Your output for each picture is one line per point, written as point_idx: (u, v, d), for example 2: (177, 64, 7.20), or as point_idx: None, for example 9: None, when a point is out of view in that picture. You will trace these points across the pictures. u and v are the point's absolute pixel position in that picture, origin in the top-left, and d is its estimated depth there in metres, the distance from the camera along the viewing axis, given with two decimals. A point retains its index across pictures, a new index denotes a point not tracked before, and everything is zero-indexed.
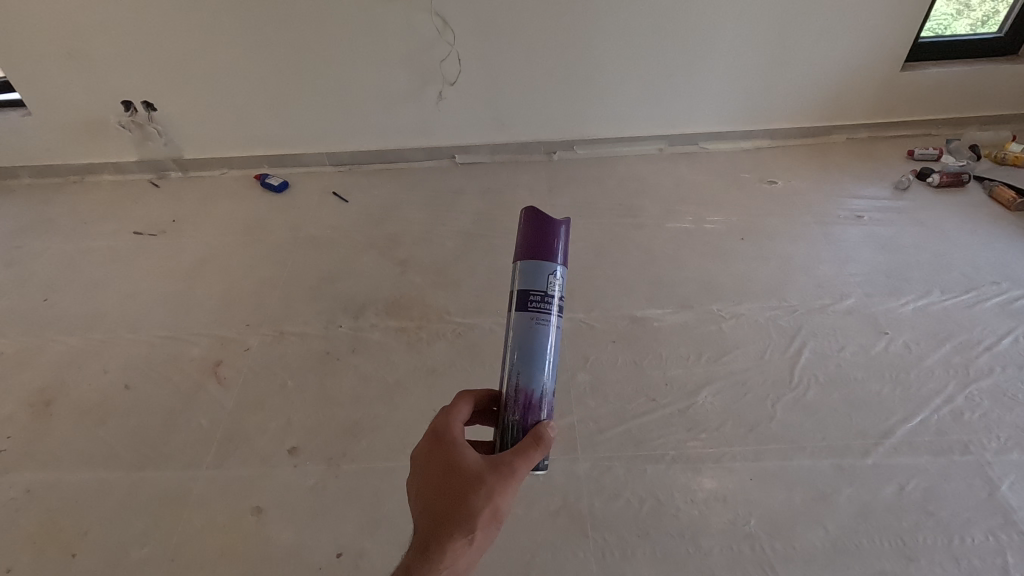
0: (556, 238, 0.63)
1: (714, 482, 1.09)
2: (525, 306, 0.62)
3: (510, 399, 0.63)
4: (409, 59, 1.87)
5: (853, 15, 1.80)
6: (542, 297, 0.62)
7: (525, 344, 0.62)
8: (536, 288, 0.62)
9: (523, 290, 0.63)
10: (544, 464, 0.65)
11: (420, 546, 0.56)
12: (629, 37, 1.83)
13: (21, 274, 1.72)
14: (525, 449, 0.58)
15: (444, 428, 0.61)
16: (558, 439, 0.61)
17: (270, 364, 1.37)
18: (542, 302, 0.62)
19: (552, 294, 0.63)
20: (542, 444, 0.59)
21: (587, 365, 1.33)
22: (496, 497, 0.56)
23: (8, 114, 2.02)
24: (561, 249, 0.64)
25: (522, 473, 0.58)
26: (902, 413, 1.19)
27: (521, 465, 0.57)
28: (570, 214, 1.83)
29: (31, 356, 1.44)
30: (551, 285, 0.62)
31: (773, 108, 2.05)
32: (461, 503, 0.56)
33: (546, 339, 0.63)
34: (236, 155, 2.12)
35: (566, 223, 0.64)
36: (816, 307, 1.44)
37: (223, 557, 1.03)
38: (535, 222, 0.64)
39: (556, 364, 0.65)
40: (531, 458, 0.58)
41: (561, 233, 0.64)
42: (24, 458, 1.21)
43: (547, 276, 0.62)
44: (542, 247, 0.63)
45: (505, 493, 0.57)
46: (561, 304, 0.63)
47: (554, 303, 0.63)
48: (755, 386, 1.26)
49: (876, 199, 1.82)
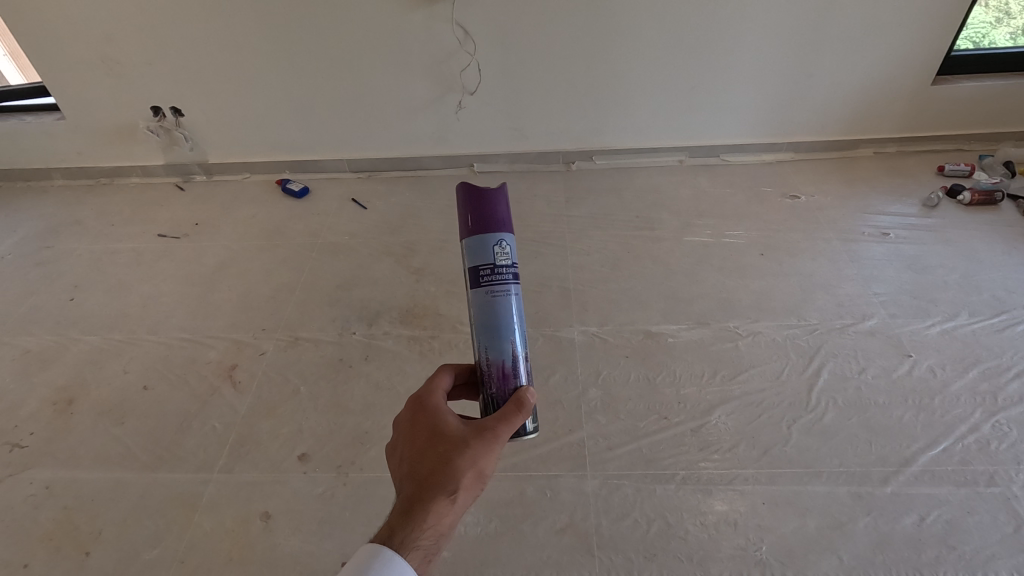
0: (496, 209, 0.65)
1: (725, 505, 1.07)
2: (478, 283, 0.64)
3: (484, 370, 0.66)
4: (430, 68, 1.88)
5: (883, 27, 1.76)
6: (492, 271, 0.64)
7: (488, 316, 0.65)
8: (485, 263, 0.64)
9: (474, 268, 0.65)
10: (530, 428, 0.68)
11: (412, 504, 0.57)
12: (650, 48, 1.82)
13: (50, 273, 1.77)
14: (504, 415, 0.62)
15: (430, 399, 0.65)
16: (534, 402, 0.65)
17: (284, 369, 1.39)
18: (492, 275, 0.64)
19: (502, 264, 0.64)
20: (522, 409, 0.63)
21: (598, 380, 1.31)
22: (480, 458, 0.59)
23: (43, 118, 2.09)
24: (503, 221, 0.65)
25: (501, 434, 0.61)
26: (924, 440, 1.15)
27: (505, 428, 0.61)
28: (587, 225, 1.82)
29: (56, 354, 1.48)
30: (499, 257, 0.64)
31: (796, 121, 2.02)
32: (449, 463, 0.58)
33: (507, 309, 0.65)
34: (259, 161, 2.16)
35: (505, 188, 0.67)
36: (837, 327, 1.41)
37: (229, 563, 1.04)
38: (472, 194, 0.65)
39: (520, 330, 0.67)
40: (510, 424, 0.62)
41: (500, 201, 0.66)
42: (44, 455, 1.24)
43: (494, 248, 0.64)
44: (483, 222, 0.64)
45: (490, 450, 0.60)
46: (512, 272, 0.65)
47: (509, 273, 0.65)
48: (770, 407, 1.23)
49: (903, 216, 1.77)
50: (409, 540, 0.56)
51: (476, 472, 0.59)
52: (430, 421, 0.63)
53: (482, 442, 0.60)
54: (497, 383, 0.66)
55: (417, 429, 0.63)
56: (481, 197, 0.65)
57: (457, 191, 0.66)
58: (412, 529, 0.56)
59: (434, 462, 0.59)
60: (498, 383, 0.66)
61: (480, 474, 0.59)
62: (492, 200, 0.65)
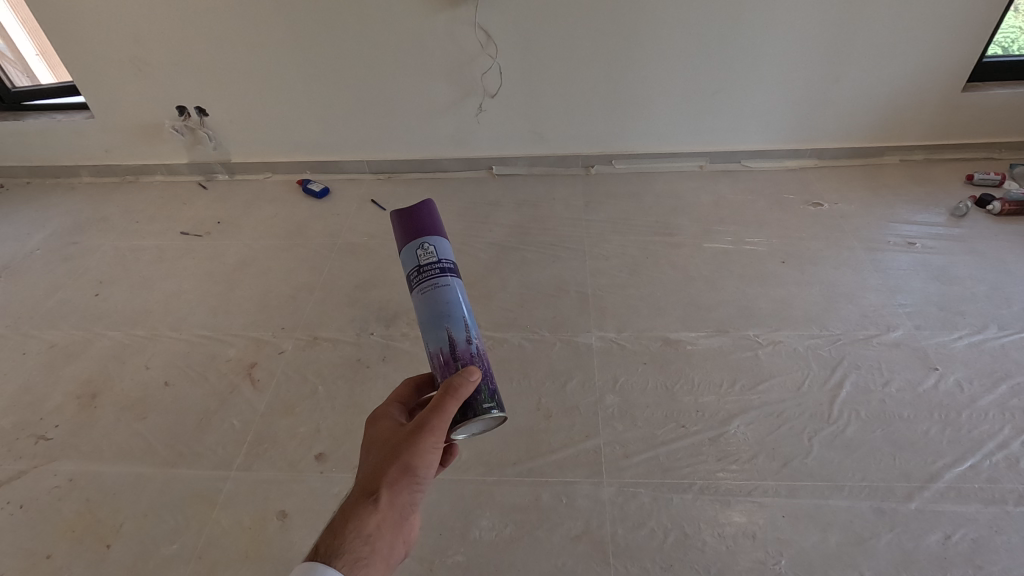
0: (420, 220, 0.73)
1: (744, 517, 1.05)
2: (411, 286, 0.71)
3: (431, 361, 0.69)
4: (451, 71, 1.88)
5: (913, 32, 1.73)
6: (419, 272, 0.70)
7: (422, 313, 0.69)
8: (413, 267, 0.71)
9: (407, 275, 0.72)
10: (486, 407, 0.67)
11: (340, 509, 0.63)
12: (673, 52, 1.80)
13: (76, 268, 1.81)
14: (436, 405, 0.64)
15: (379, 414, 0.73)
16: (472, 379, 0.65)
17: (302, 368, 1.40)
18: (420, 275, 0.70)
19: (431, 262, 0.70)
20: (453, 394, 0.64)
21: (616, 387, 1.30)
22: (402, 455, 0.64)
23: (73, 117, 2.13)
24: (426, 230, 0.72)
25: (427, 431, 0.64)
26: (951, 456, 1.12)
27: (432, 420, 0.64)
28: (605, 230, 1.81)
29: (81, 348, 1.51)
30: (424, 258, 0.71)
31: (820, 128, 1.99)
32: (376, 468, 0.65)
33: (440, 298, 0.68)
34: (281, 161, 2.19)
35: (431, 203, 0.75)
36: (860, 337, 1.38)
37: (246, 560, 1.05)
38: (400, 214, 0.74)
39: (457, 317, 0.69)
40: (442, 414, 0.64)
41: (427, 214, 0.73)
42: (68, 448, 1.26)
43: (420, 252, 0.71)
44: (409, 233, 0.72)
45: (410, 447, 0.64)
46: (439, 268, 0.70)
47: (438, 269, 0.70)
48: (791, 418, 1.21)
49: (930, 225, 1.73)
50: (337, 542, 0.60)
51: (401, 470, 0.64)
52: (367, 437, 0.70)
53: (402, 439, 0.65)
54: (441, 370, 0.69)
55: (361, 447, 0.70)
56: (406, 213, 0.74)
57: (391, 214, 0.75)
58: (339, 531, 0.61)
59: (365, 472, 0.65)
60: (442, 370, 0.69)
61: (405, 469, 0.64)
62: (419, 213, 0.74)
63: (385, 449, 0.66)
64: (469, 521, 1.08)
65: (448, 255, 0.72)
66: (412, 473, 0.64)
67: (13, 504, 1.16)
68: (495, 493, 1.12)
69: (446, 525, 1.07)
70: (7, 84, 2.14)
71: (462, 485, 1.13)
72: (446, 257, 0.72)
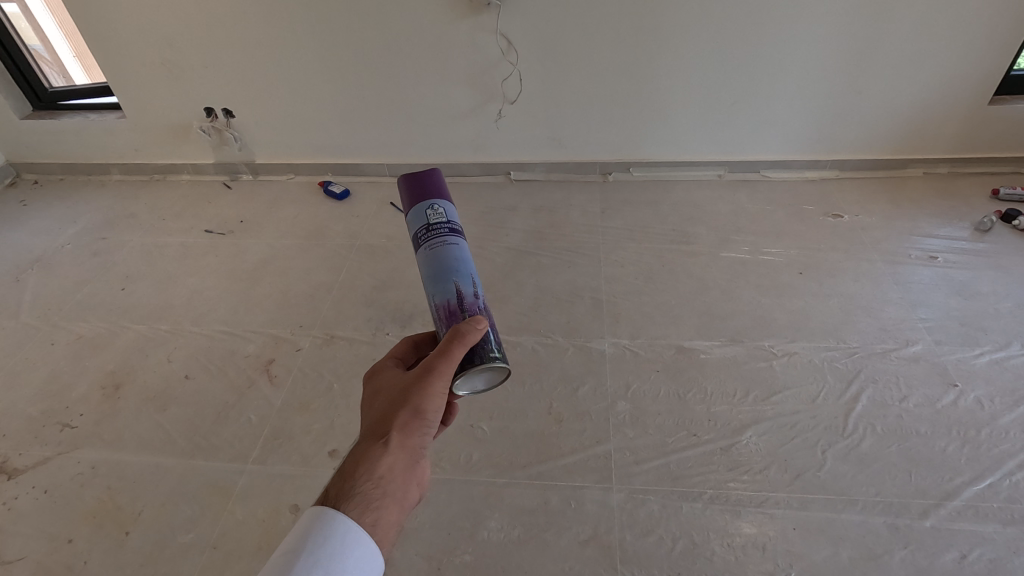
0: (423, 187, 0.81)
1: (754, 528, 1.05)
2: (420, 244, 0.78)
3: (437, 313, 0.74)
4: (472, 77, 1.91)
5: (938, 45, 1.71)
6: (429, 231, 0.78)
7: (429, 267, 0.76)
8: (423, 227, 0.78)
9: (415, 234, 0.79)
10: (491, 355, 0.72)
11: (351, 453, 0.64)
12: (693, 62, 1.81)
13: (104, 263, 1.86)
14: (440, 350, 0.68)
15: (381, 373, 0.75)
16: (477, 329, 0.69)
17: (319, 366, 1.42)
18: (429, 234, 0.77)
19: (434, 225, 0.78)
20: (456, 338, 0.67)
21: (628, 393, 1.30)
22: (415, 397, 0.66)
23: (106, 116, 2.20)
24: (431, 194, 0.80)
25: (436, 374, 0.67)
26: (969, 474, 1.10)
27: (439, 364, 0.67)
28: (622, 237, 1.82)
29: (107, 340, 1.56)
30: (432, 219, 0.78)
31: (841, 139, 1.98)
32: (386, 413, 0.67)
33: (449, 254, 0.76)
34: (303, 162, 2.23)
35: (436, 171, 0.83)
36: (878, 351, 1.37)
37: (259, 552, 1.07)
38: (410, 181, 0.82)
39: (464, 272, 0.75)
40: (448, 357, 0.67)
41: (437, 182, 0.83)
42: (91, 436, 1.30)
43: (428, 211, 0.79)
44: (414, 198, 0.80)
45: (425, 390, 0.67)
46: (445, 228, 0.78)
47: (442, 231, 0.77)
48: (805, 431, 1.20)
49: (952, 240, 1.71)
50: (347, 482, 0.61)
51: (411, 411, 0.66)
52: (375, 391, 0.72)
53: (415, 384, 0.67)
54: (445, 322, 0.73)
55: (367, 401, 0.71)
56: (411, 182, 0.82)
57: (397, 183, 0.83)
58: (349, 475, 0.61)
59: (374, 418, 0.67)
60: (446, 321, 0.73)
61: (415, 413, 0.66)
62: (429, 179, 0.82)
63: (397, 396, 0.68)
64: (478, 523, 1.09)
65: (452, 216, 0.80)
66: (422, 416, 0.67)
67: (38, 488, 1.20)
68: (505, 495, 1.13)
69: (455, 525, 1.08)
70: (44, 84, 2.22)
71: (472, 486, 1.14)
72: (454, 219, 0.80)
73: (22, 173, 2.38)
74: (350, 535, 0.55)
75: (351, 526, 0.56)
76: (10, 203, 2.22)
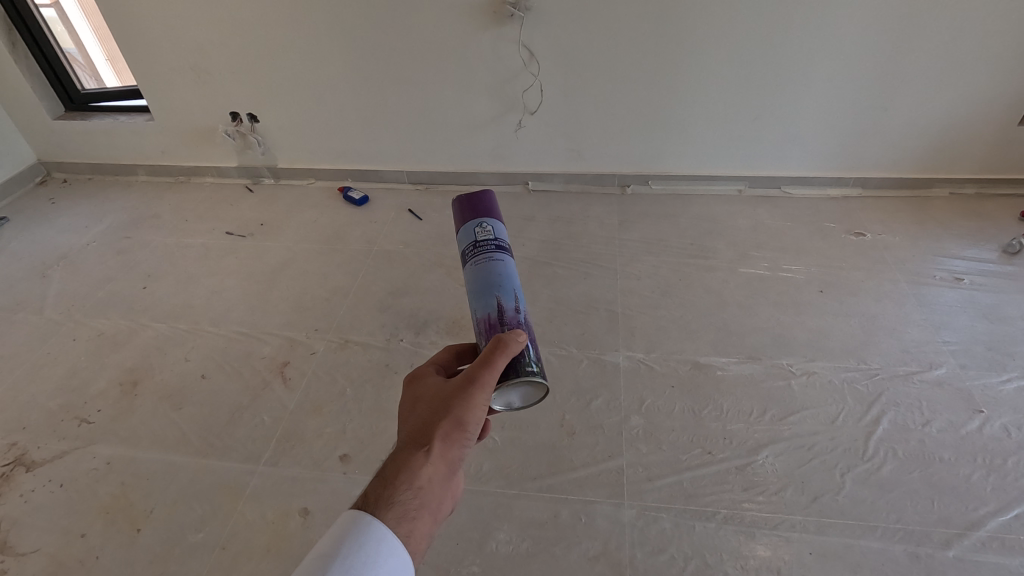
0: (483, 205, 0.76)
1: (769, 551, 1.02)
2: (468, 260, 0.73)
3: (478, 328, 0.71)
4: (494, 87, 1.92)
5: (966, 64, 1.69)
6: (476, 247, 0.73)
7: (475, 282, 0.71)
8: (470, 243, 0.74)
9: (464, 250, 0.75)
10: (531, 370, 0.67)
11: (393, 458, 0.61)
12: (716, 75, 1.80)
13: (127, 262, 1.90)
14: (484, 360, 0.64)
15: (422, 375, 0.70)
16: (521, 344, 0.65)
17: (333, 370, 1.43)
18: (476, 250, 0.73)
19: (482, 238, 0.74)
20: (501, 349, 0.64)
21: (642, 408, 1.29)
22: (458, 409, 0.63)
23: (135, 119, 2.25)
24: (486, 212, 0.76)
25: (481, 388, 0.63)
26: (994, 504, 1.07)
27: (483, 382, 0.63)
28: (638, 250, 1.81)
29: (126, 337, 1.58)
30: (482, 236, 0.74)
31: (864, 157, 1.95)
32: (429, 418, 0.63)
33: (492, 270, 0.71)
34: (324, 168, 2.26)
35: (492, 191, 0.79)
36: (899, 373, 1.34)
37: (267, 554, 1.07)
38: (462, 200, 0.78)
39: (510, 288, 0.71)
40: (492, 370, 0.63)
41: (487, 201, 0.77)
42: (108, 432, 1.32)
43: (477, 230, 0.74)
44: (474, 214, 0.76)
45: (468, 404, 0.63)
46: (495, 244, 0.74)
47: (490, 244, 0.73)
48: (823, 452, 1.17)
49: (979, 262, 1.67)
50: (386, 489, 0.58)
51: (454, 425, 0.62)
52: (416, 390, 0.68)
53: (455, 394, 0.63)
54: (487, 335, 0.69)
55: (406, 400, 0.67)
56: (468, 201, 0.77)
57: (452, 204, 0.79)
58: (391, 482, 0.58)
59: (415, 422, 0.64)
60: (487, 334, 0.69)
61: (457, 424, 0.63)
62: (483, 200, 0.77)
63: (438, 402, 0.64)
64: (487, 533, 1.08)
65: (503, 234, 0.75)
66: (464, 427, 0.63)
67: (54, 482, 1.22)
68: (514, 507, 1.12)
69: (463, 535, 1.07)
70: (77, 86, 2.28)
71: (481, 497, 1.13)
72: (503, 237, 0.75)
73: (51, 172, 2.44)
74: (385, 543, 0.52)
75: (384, 535, 0.52)
76: (39, 201, 2.27)
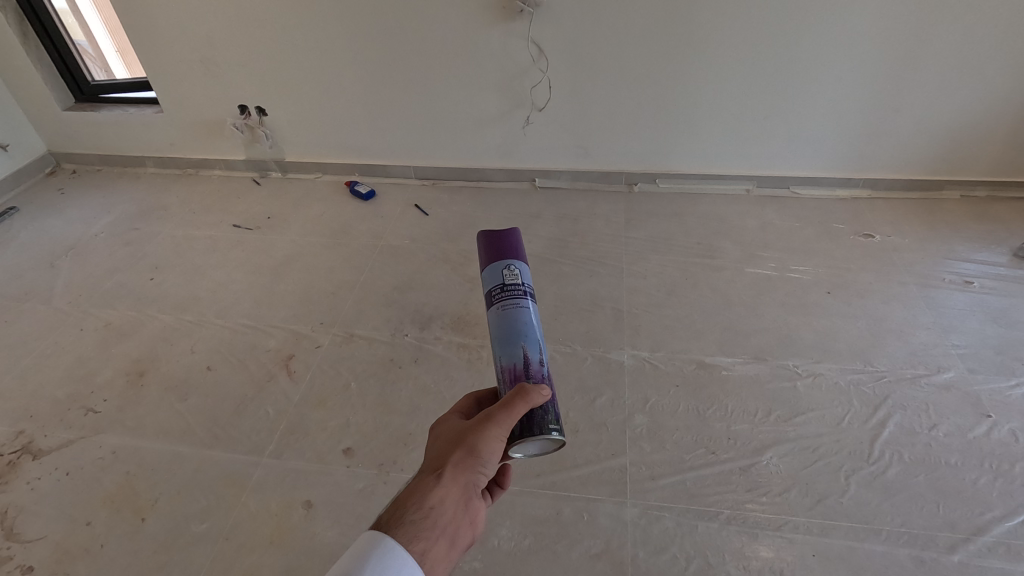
0: (512, 245, 0.83)
1: (772, 552, 1.02)
2: (494, 302, 0.78)
3: (500, 375, 0.74)
4: (502, 83, 1.92)
5: (980, 65, 1.67)
6: (503, 289, 0.78)
7: (504, 326, 0.75)
8: (496, 286, 0.79)
9: (489, 291, 0.79)
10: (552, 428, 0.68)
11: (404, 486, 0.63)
12: (726, 73, 1.79)
13: (135, 253, 1.91)
14: (507, 403, 0.66)
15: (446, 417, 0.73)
16: (544, 399, 0.68)
17: (337, 364, 1.43)
18: (503, 293, 0.78)
19: (515, 287, 0.78)
20: (524, 396, 0.67)
21: (646, 407, 1.28)
22: (473, 438, 0.65)
23: (144, 111, 2.26)
24: (515, 251, 0.83)
25: (498, 423, 0.66)
26: (1001, 510, 1.06)
27: (499, 415, 0.66)
28: (645, 248, 1.80)
29: (133, 328, 1.59)
30: (509, 279, 0.79)
31: (875, 157, 1.93)
32: (445, 448, 0.66)
33: (522, 317, 0.75)
34: (331, 162, 2.26)
35: (516, 232, 0.85)
36: (907, 376, 1.32)
37: (270, 545, 1.07)
38: (491, 239, 0.84)
39: (536, 341, 0.75)
40: (510, 411, 0.66)
41: (514, 241, 0.84)
42: (114, 422, 1.32)
43: (504, 271, 0.79)
44: (505, 252, 0.82)
45: (482, 431, 0.66)
46: (522, 291, 0.78)
47: (520, 291, 0.78)
48: (827, 455, 1.16)
49: (989, 265, 1.65)
50: (397, 515, 0.60)
51: (467, 449, 0.65)
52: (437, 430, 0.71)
53: (474, 424, 0.66)
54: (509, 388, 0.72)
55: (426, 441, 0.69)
56: (497, 238, 0.84)
57: (478, 240, 0.85)
58: (401, 506, 0.60)
59: (433, 454, 0.67)
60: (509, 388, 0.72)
61: (469, 452, 0.65)
62: (510, 240, 0.84)
63: (454, 436, 0.67)
64: (489, 529, 1.08)
65: (527, 278, 0.80)
66: (477, 454, 0.65)
67: (60, 470, 1.22)
68: (517, 503, 1.12)
69: None
70: (87, 77, 2.30)
71: None
72: (528, 282, 0.80)
73: (61, 163, 2.46)
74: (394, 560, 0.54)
75: (399, 554, 0.55)
76: (49, 191, 2.29)
